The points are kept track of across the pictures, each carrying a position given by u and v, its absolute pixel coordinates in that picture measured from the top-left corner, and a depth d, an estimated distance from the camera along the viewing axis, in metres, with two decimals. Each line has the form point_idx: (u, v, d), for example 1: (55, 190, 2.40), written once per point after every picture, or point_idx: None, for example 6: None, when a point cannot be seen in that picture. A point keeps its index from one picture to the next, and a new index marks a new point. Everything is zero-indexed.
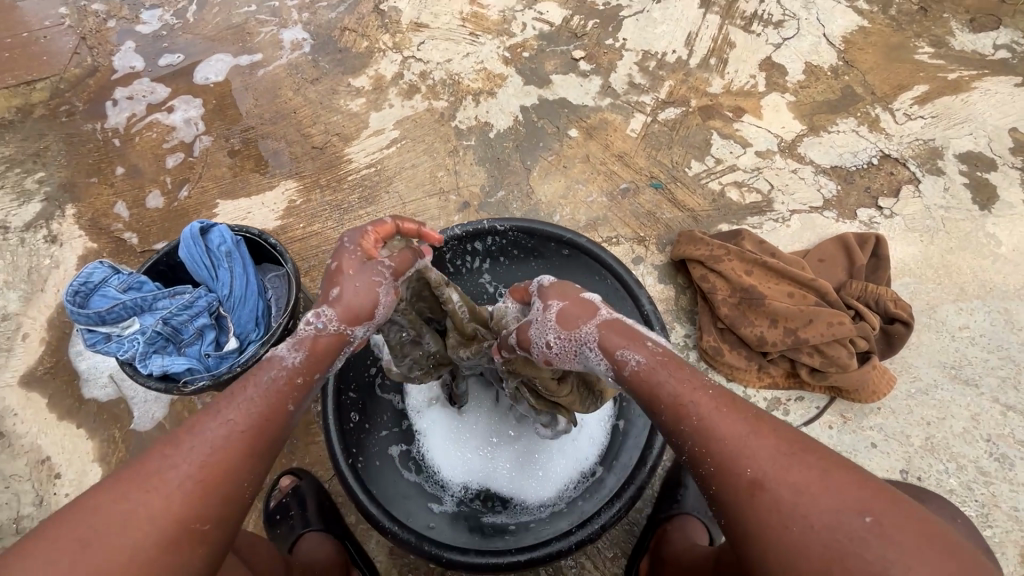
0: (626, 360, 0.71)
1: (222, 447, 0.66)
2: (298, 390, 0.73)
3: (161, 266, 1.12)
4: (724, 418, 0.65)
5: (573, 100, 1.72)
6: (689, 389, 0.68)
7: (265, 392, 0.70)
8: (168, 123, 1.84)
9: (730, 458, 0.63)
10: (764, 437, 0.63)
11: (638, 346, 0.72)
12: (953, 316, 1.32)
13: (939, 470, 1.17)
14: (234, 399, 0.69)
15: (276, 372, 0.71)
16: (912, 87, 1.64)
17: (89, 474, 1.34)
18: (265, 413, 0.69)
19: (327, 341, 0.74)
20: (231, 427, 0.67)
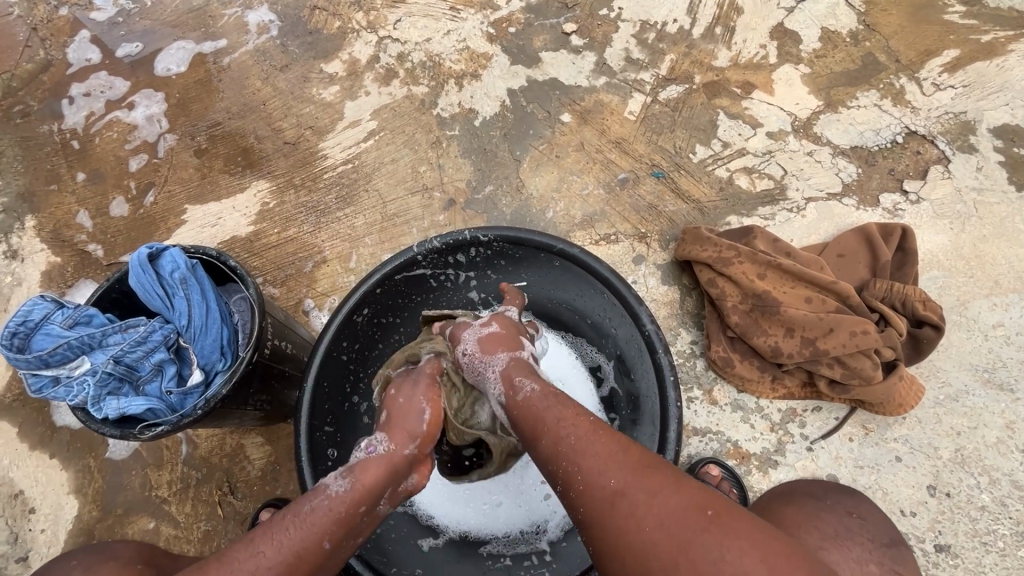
0: (522, 387, 0.80)
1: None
2: (338, 528, 0.71)
3: (113, 294, 1.03)
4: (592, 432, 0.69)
5: (566, 80, 1.56)
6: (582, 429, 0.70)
7: (304, 526, 0.70)
8: (129, 121, 1.70)
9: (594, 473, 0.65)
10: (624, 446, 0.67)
11: (534, 377, 0.82)
12: (985, 312, 1.21)
13: (970, 485, 1.09)
14: (273, 526, 0.69)
15: (319, 501, 0.72)
16: (941, 52, 1.47)
17: (64, 507, 1.27)
18: (299, 552, 0.68)
19: (377, 467, 0.78)
20: (263, 558, 0.66)
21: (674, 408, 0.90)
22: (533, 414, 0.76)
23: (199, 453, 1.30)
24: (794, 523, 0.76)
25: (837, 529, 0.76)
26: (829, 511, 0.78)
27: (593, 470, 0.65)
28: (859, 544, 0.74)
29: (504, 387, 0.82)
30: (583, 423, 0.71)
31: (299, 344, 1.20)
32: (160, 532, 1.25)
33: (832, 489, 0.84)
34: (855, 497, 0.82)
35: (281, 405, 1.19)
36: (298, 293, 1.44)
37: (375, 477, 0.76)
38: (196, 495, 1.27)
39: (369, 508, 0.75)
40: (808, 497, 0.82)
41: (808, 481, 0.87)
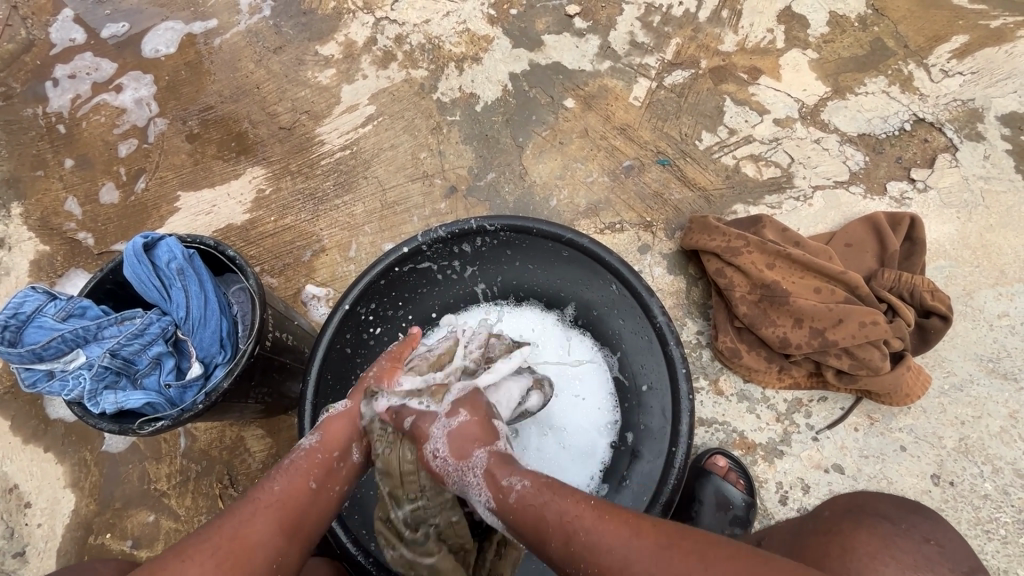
0: (512, 488, 0.70)
1: (247, 525, 0.68)
2: (319, 470, 0.75)
3: (107, 286, 1.00)
4: (596, 520, 0.66)
5: (569, 65, 1.53)
6: (594, 533, 0.65)
7: (287, 472, 0.74)
8: (117, 104, 1.64)
9: (613, 567, 0.63)
10: (628, 528, 0.65)
11: (519, 470, 0.72)
12: (991, 302, 1.21)
13: (973, 473, 1.10)
14: (259, 482, 0.73)
15: (298, 453, 0.77)
16: (950, 38, 1.45)
17: (61, 501, 1.25)
18: (284, 495, 0.72)
19: (344, 415, 0.81)
20: (257, 503, 0.70)
21: (685, 401, 0.89)
22: (527, 516, 0.68)
23: (198, 445, 1.28)
24: (862, 554, 0.77)
25: (914, 557, 0.77)
26: (904, 535, 0.79)
27: (614, 565, 0.63)
28: (935, 573, 0.75)
29: (491, 491, 0.71)
30: (585, 512, 0.67)
31: (299, 335, 1.17)
32: (160, 526, 1.23)
33: (902, 508, 0.85)
34: (929, 519, 0.82)
35: (283, 398, 1.17)
36: (297, 283, 1.41)
37: (347, 423, 0.80)
38: (195, 488, 1.26)
39: (343, 453, 0.78)
40: (881, 517, 0.83)
41: (877, 497, 0.88)
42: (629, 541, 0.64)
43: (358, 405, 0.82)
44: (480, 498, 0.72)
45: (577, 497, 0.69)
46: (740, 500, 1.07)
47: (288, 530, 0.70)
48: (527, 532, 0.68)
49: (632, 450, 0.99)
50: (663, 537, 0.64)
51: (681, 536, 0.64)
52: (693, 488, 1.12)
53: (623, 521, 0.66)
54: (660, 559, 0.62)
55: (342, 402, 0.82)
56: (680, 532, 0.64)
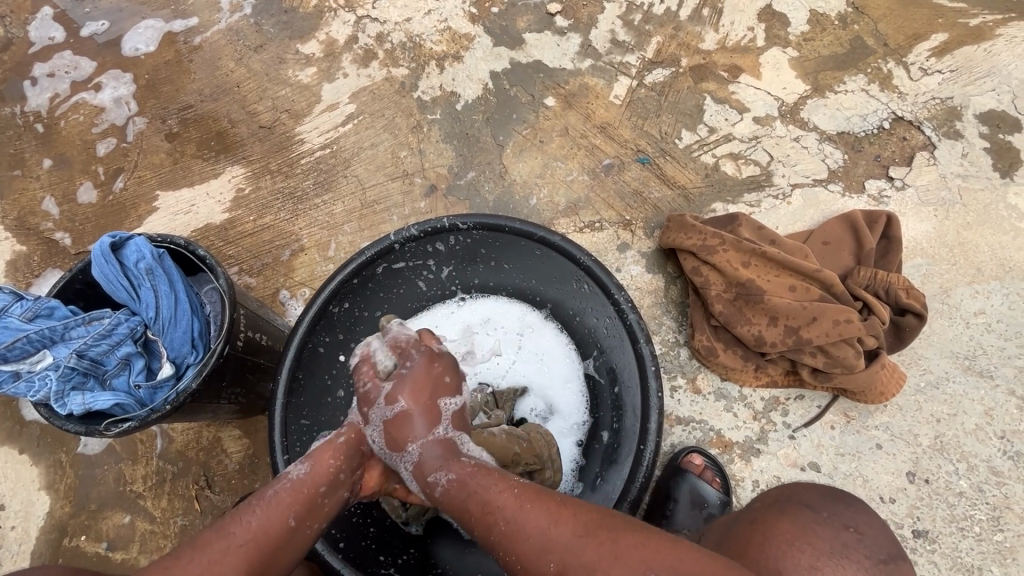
0: (438, 483, 0.72)
1: (215, 566, 0.64)
2: (302, 507, 0.70)
3: (77, 285, 0.99)
4: (517, 506, 0.67)
5: (550, 63, 1.52)
6: (516, 519, 0.66)
7: (268, 508, 0.69)
8: (96, 103, 1.63)
9: (529, 556, 0.65)
10: (543, 518, 0.66)
11: (447, 465, 0.73)
12: (967, 300, 1.21)
13: (948, 471, 1.10)
14: (239, 510, 0.69)
15: (283, 484, 0.71)
16: (929, 36, 1.45)
17: (36, 503, 1.24)
18: (263, 533, 0.67)
19: (337, 448, 0.75)
20: (234, 543, 0.66)
21: (656, 398, 0.89)
22: (459, 504, 0.70)
23: (175, 446, 1.27)
24: (781, 541, 0.74)
25: (831, 544, 0.74)
26: (825, 525, 0.76)
27: (532, 554, 0.65)
28: (852, 560, 0.73)
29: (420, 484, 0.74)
30: (508, 499, 0.68)
31: (274, 334, 1.16)
32: (135, 527, 1.23)
33: (826, 495, 0.82)
34: (851, 505, 0.80)
35: (258, 398, 1.16)
36: (275, 283, 1.40)
37: (337, 457, 0.74)
38: (171, 489, 1.25)
39: (331, 489, 0.72)
40: (802, 505, 0.80)
41: (804, 486, 0.85)
42: (546, 529, 0.65)
43: (356, 444, 0.76)
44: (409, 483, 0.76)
45: (503, 482, 0.71)
46: (716, 498, 1.07)
47: (259, 573, 0.66)
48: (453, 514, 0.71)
49: (606, 448, 0.99)
50: (577, 524, 0.65)
51: (596, 525, 0.64)
52: (669, 487, 1.12)
53: (541, 506, 0.67)
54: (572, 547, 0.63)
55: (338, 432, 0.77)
56: (596, 522, 0.65)
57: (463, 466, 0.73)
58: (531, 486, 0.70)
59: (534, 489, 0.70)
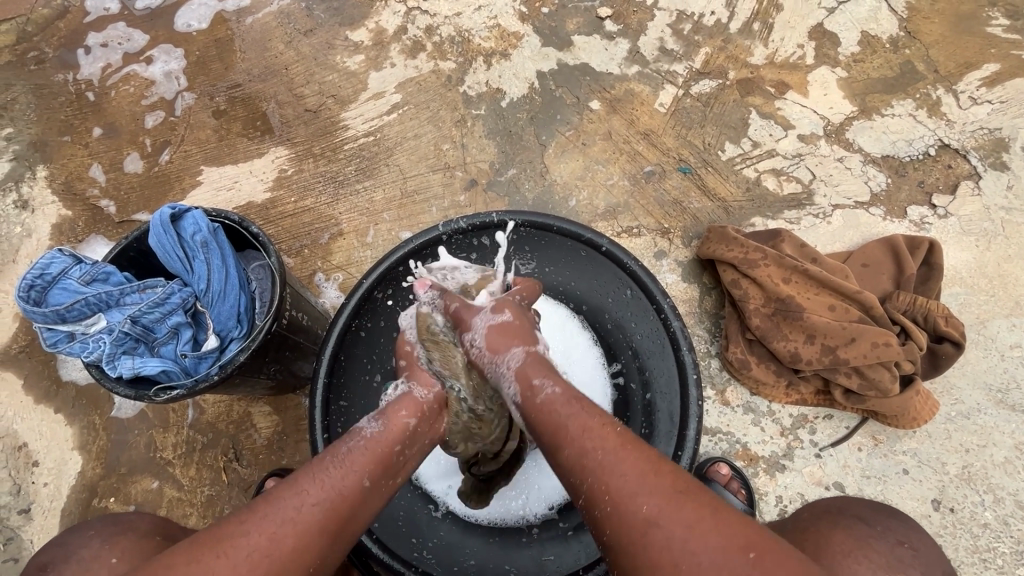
0: (542, 388, 0.75)
1: (292, 523, 0.63)
2: (377, 466, 0.71)
3: (130, 253, 1.00)
4: (618, 444, 0.66)
5: (597, 67, 1.53)
6: (621, 463, 0.64)
7: (344, 463, 0.69)
8: (146, 75, 1.66)
9: (621, 489, 0.62)
10: (638, 463, 0.64)
11: (554, 378, 0.76)
12: (1004, 332, 1.21)
13: (974, 501, 1.10)
14: (312, 465, 0.69)
15: (357, 441, 0.72)
16: (981, 66, 1.45)
17: (68, 463, 1.27)
18: (338, 489, 0.67)
19: (408, 406, 0.77)
20: (309, 503, 0.65)
21: (695, 405, 0.91)
22: (551, 419, 0.72)
23: (205, 418, 1.29)
24: (836, 552, 0.74)
25: (888, 559, 0.73)
26: (878, 538, 0.76)
27: (625, 489, 0.62)
28: None
29: (522, 387, 0.77)
30: (609, 435, 0.67)
31: (313, 315, 1.18)
32: (163, 494, 1.25)
33: (879, 512, 0.81)
34: (904, 522, 0.79)
35: (293, 375, 1.18)
36: (312, 265, 1.42)
37: (410, 415, 0.76)
38: (200, 459, 1.27)
39: (403, 447, 0.74)
40: (856, 520, 0.80)
41: (855, 500, 0.84)
42: (642, 474, 0.63)
43: (427, 402, 0.79)
44: (510, 391, 0.79)
45: (603, 420, 0.69)
46: (740, 508, 1.07)
47: (334, 534, 0.65)
48: (546, 430, 0.72)
49: None
50: (677, 481, 0.62)
51: (698, 490, 0.61)
52: None
53: (639, 453, 0.65)
54: (670, 498, 0.60)
55: (414, 388, 0.80)
56: (696, 487, 0.62)
57: (565, 381, 0.76)
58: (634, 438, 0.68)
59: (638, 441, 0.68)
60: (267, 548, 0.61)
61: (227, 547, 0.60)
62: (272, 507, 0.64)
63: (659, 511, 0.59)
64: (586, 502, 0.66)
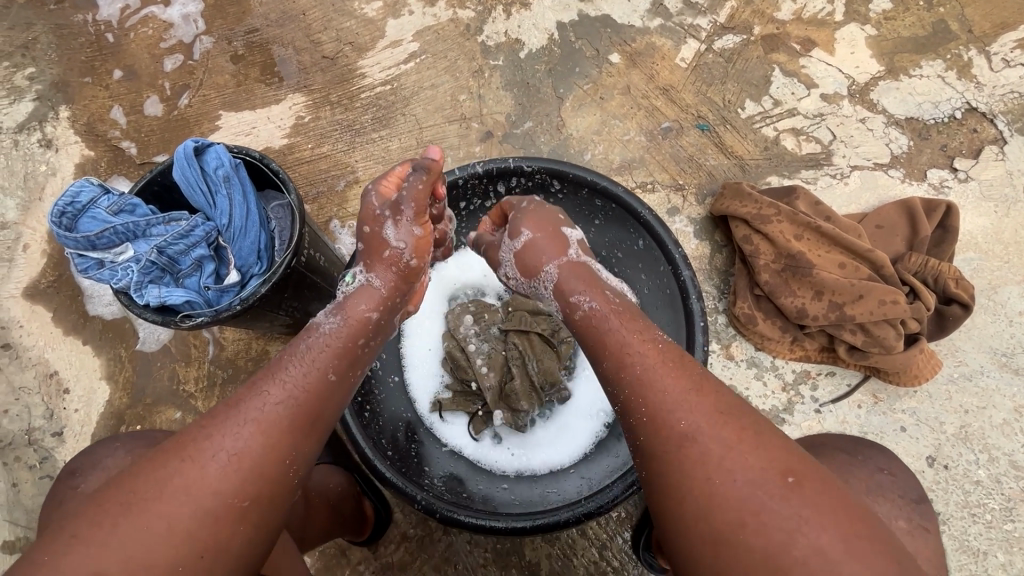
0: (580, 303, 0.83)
1: (262, 412, 0.69)
2: (341, 360, 0.77)
3: (154, 188, 1.03)
4: (663, 363, 0.73)
5: (618, 19, 1.50)
6: (666, 380, 0.71)
7: (305, 360, 0.75)
8: (165, 18, 1.65)
9: (665, 403, 0.69)
10: (679, 380, 0.71)
11: (592, 294, 0.84)
12: (1015, 298, 1.21)
13: (968, 460, 1.12)
14: (274, 364, 0.74)
15: (314, 340, 0.77)
16: (1017, 26, 1.40)
17: (97, 391, 1.33)
18: (303, 385, 0.73)
19: (366, 300, 0.83)
20: (272, 401, 0.70)
21: (700, 351, 0.92)
22: (596, 332, 0.80)
23: (226, 354, 1.35)
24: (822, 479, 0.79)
25: (867, 483, 0.79)
26: (859, 466, 0.81)
27: (667, 403, 0.69)
28: (885, 497, 0.78)
29: (562, 304, 0.86)
30: (652, 351, 0.75)
31: (329, 258, 1.21)
32: (186, 423, 1.32)
33: (854, 441, 0.86)
34: (886, 453, 0.85)
35: (310, 316, 1.22)
36: (328, 212, 1.44)
37: (370, 307, 0.83)
38: (221, 393, 1.33)
39: (366, 340, 0.81)
40: (837, 450, 0.85)
41: (837, 436, 0.89)
42: (687, 392, 0.70)
43: (386, 295, 0.85)
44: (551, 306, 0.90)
45: (645, 336, 0.77)
46: None
47: (309, 418, 0.71)
48: (590, 341, 0.81)
49: None
50: (718, 399, 0.69)
51: (736, 409, 0.68)
52: None
53: (680, 370, 0.72)
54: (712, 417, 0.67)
55: (374, 281, 0.85)
56: (736, 406, 0.69)
57: (599, 292, 0.84)
58: (675, 352, 0.76)
59: (678, 355, 0.75)
60: (236, 451, 0.66)
61: (193, 452, 0.66)
62: (243, 399, 0.70)
63: (698, 426, 0.67)
64: (622, 409, 0.74)
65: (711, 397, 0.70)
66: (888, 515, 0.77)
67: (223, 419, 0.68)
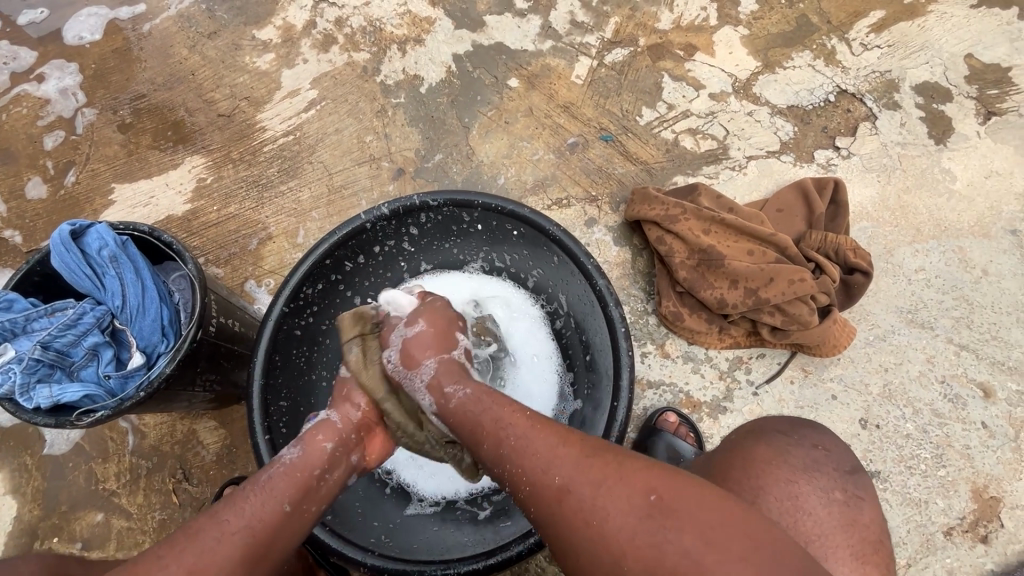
0: (454, 394, 0.78)
1: (216, 548, 0.65)
2: (297, 493, 0.71)
3: (35, 277, 0.95)
4: (527, 426, 0.72)
5: (512, 45, 1.53)
6: (538, 448, 0.70)
7: (262, 494, 0.70)
8: (39, 94, 1.55)
9: (536, 471, 0.68)
10: (543, 441, 0.70)
11: (464, 381, 0.80)
12: (909, 258, 1.30)
13: (896, 416, 1.18)
14: (231, 495, 0.70)
15: (276, 469, 0.72)
16: (868, 13, 1.53)
17: (2, 509, 1.20)
18: (254, 521, 0.67)
19: (326, 429, 0.78)
20: (224, 534, 0.66)
21: (626, 358, 0.91)
22: (467, 420, 0.76)
23: (148, 442, 1.24)
24: (760, 460, 0.78)
25: (804, 462, 0.78)
26: (797, 445, 0.80)
27: (538, 470, 0.68)
28: (822, 473, 0.78)
29: (434, 397, 0.79)
30: (521, 419, 0.73)
31: (246, 322, 1.15)
32: (110, 525, 1.20)
33: (792, 423, 0.84)
34: (818, 429, 0.84)
35: (232, 386, 1.15)
36: (243, 272, 1.38)
37: (328, 438, 0.77)
38: (147, 484, 1.22)
39: (326, 471, 0.75)
40: (778, 433, 0.82)
41: (774, 417, 0.87)
42: (553, 450, 0.69)
43: (348, 428, 0.79)
44: (425, 402, 0.80)
45: (513, 407, 0.75)
46: (691, 453, 1.13)
47: (255, 561, 0.66)
48: (464, 431, 0.76)
49: (581, 415, 1.04)
50: (584, 445, 0.69)
51: (599, 449, 0.69)
52: (647, 446, 1.16)
53: (550, 430, 0.71)
54: (625, 515, 0.63)
55: (336, 415, 0.80)
56: (599, 447, 0.69)
57: (477, 384, 0.81)
58: (546, 419, 0.74)
59: (556, 428, 0.72)
60: None
61: None
62: (192, 536, 0.65)
63: (570, 478, 0.66)
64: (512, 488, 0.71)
65: (588, 449, 0.68)
66: (824, 489, 0.76)
67: (179, 545, 0.64)
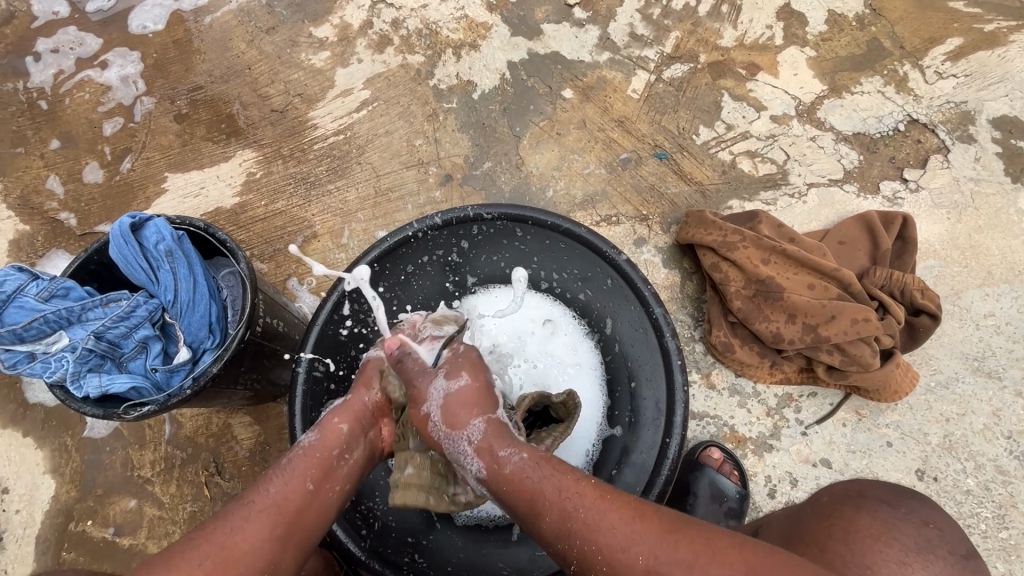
0: (510, 459, 0.75)
1: (240, 532, 0.66)
2: (317, 470, 0.73)
3: (91, 266, 0.96)
4: (597, 496, 0.69)
5: (568, 55, 1.51)
6: (610, 519, 0.67)
7: (285, 473, 0.72)
8: (102, 81, 1.58)
9: (614, 547, 0.65)
10: (616, 508, 0.68)
11: (518, 445, 0.76)
12: (977, 302, 1.23)
13: (956, 469, 1.12)
14: (254, 482, 0.71)
15: (296, 452, 0.74)
16: (945, 40, 1.45)
17: (41, 487, 1.22)
18: (282, 498, 0.69)
19: (341, 412, 0.80)
20: (251, 511, 0.68)
21: (681, 391, 0.90)
22: (523, 488, 0.72)
23: (183, 432, 1.25)
24: (866, 536, 0.76)
25: (916, 541, 0.76)
26: (904, 520, 0.78)
27: (615, 546, 0.66)
28: (937, 556, 0.75)
29: (487, 462, 0.76)
30: (585, 488, 0.70)
31: (290, 322, 1.15)
32: (143, 513, 1.21)
33: (897, 492, 0.84)
34: (925, 502, 0.81)
35: (272, 385, 1.14)
36: (287, 269, 1.39)
37: (344, 420, 0.79)
38: (180, 475, 1.23)
39: (343, 450, 0.76)
40: (879, 501, 0.82)
41: (872, 483, 0.86)
42: (629, 523, 0.66)
43: (362, 409, 0.81)
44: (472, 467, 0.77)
45: (575, 475, 0.72)
46: (734, 492, 1.09)
47: (281, 539, 0.68)
48: (519, 501, 0.72)
49: (622, 444, 1.00)
50: (661, 519, 0.67)
51: (678, 524, 0.66)
52: (687, 481, 1.12)
53: (618, 500, 0.69)
54: None
55: (350, 399, 0.82)
56: (675, 521, 0.66)
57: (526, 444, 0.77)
58: (603, 484, 0.72)
59: (611, 488, 0.71)
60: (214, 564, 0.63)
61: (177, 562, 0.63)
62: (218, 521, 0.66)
63: (655, 556, 0.64)
64: (580, 569, 0.68)
65: (665, 526, 0.66)
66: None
67: (209, 527, 0.66)
